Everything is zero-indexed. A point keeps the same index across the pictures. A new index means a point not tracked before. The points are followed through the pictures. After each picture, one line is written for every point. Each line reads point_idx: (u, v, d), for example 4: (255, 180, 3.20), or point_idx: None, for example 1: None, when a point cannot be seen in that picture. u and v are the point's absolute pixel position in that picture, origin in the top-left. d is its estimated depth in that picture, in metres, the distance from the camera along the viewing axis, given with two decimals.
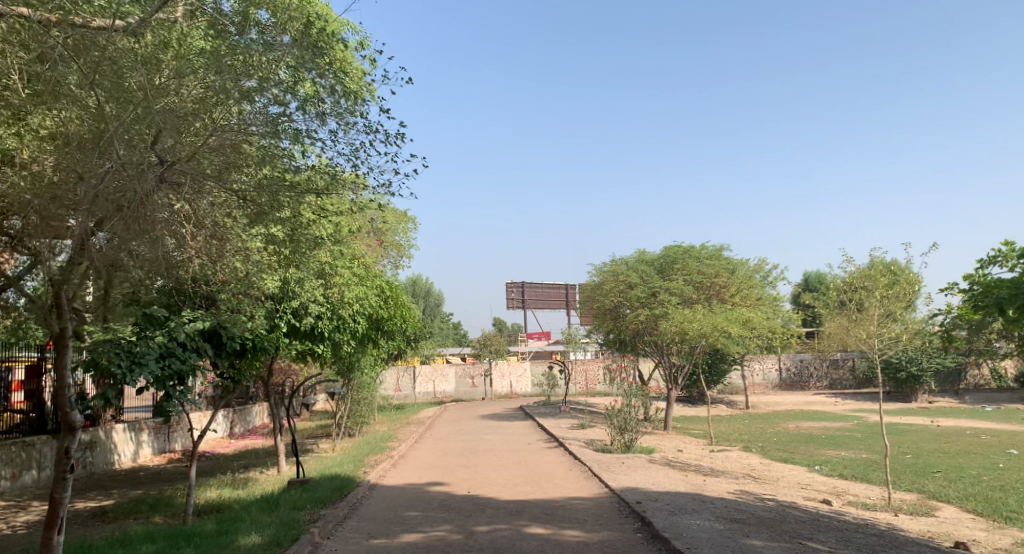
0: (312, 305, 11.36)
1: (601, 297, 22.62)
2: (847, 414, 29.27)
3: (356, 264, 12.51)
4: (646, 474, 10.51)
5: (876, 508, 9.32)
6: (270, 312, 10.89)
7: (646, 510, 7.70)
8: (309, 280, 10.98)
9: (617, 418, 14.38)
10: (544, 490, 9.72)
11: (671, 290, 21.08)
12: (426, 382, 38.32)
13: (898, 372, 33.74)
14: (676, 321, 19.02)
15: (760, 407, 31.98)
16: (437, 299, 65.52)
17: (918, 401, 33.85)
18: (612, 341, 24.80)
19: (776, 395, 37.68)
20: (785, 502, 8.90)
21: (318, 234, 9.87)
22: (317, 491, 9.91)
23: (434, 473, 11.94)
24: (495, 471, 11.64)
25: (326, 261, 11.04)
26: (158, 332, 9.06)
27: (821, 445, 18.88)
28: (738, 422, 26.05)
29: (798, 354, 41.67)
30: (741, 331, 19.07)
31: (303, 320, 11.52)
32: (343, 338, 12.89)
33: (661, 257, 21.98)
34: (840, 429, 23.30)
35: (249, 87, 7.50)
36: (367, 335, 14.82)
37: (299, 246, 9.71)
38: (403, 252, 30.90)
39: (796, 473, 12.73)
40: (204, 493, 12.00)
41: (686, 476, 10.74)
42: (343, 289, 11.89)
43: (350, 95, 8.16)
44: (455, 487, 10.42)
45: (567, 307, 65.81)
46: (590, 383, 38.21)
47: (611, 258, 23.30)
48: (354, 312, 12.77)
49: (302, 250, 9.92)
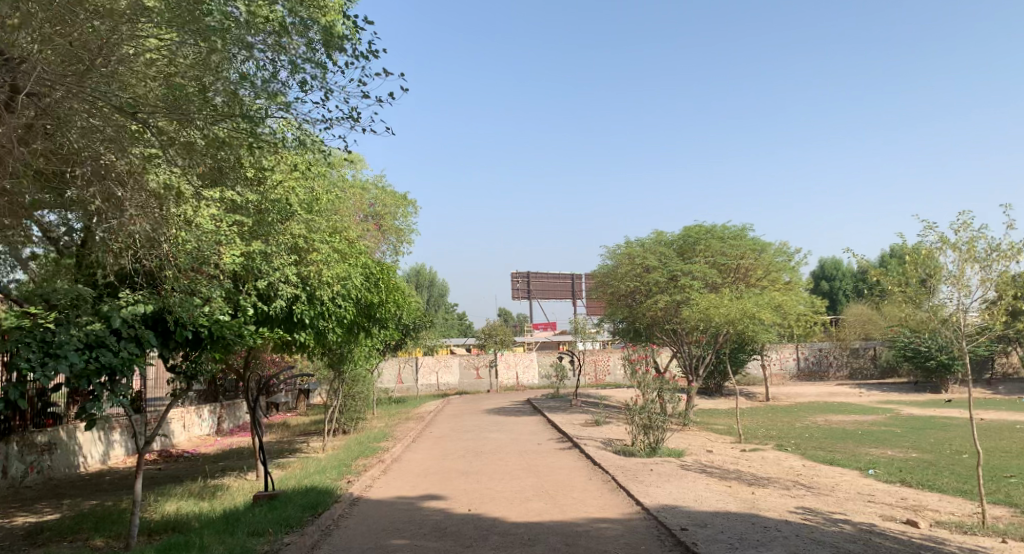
0: (283, 287, 9.50)
1: (615, 282, 20.81)
2: (875, 406, 27.48)
3: (337, 237, 10.81)
4: (685, 486, 8.71)
5: (973, 528, 7.60)
6: (234, 293, 9.03)
7: (698, 543, 5.96)
8: (279, 255, 9.32)
9: (640, 415, 12.58)
10: (562, 509, 7.92)
11: (693, 274, 19.26)
12: (429, 374, 36.70)
13: (927, 361, 31.81)
14: (700, 308, 17.22)
15: (781, 398, 30.21)
16: (441, 289, 63.86)
17: (948, 392, 31.92)
18: (626, 329, 23.10)
19: (796, 386, 35.86)
20: (865, 525, 7.17)
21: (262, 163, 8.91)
22: (283, 512, 8.13)
23: (429, 483, 10.20)
24: (502, 480, 9.88)
25: (289, 228, 9.51)
26: (86, 317, 7.39)
27: (860, 442, 17.10)
28: (760, 415, 24.30)
29: (816, 343, 39.81)
30: (772, 318, 17.27)
31: (273, 305, 9.61)
32: (327, 324, 11.09)
33: (681, 237, 20.17)
34: (874, 423, 21.49)
35: (145, 2, 7.35)
36: (355, 323, 13.10)
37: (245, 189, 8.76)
38: (403, 238, 29.03)
39: (850, 479, 11.00)
40: (162, 506, 10.35)
41: (731, 487, 8.93)
42: (320, 267, 10.04)
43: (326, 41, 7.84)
44: (454, 503, 8.69)
45: (574, 296, 64.15)
46: (600, 375, 36.47)
47: (625, 240, 21.42)
48: (338, 296, 10.91)
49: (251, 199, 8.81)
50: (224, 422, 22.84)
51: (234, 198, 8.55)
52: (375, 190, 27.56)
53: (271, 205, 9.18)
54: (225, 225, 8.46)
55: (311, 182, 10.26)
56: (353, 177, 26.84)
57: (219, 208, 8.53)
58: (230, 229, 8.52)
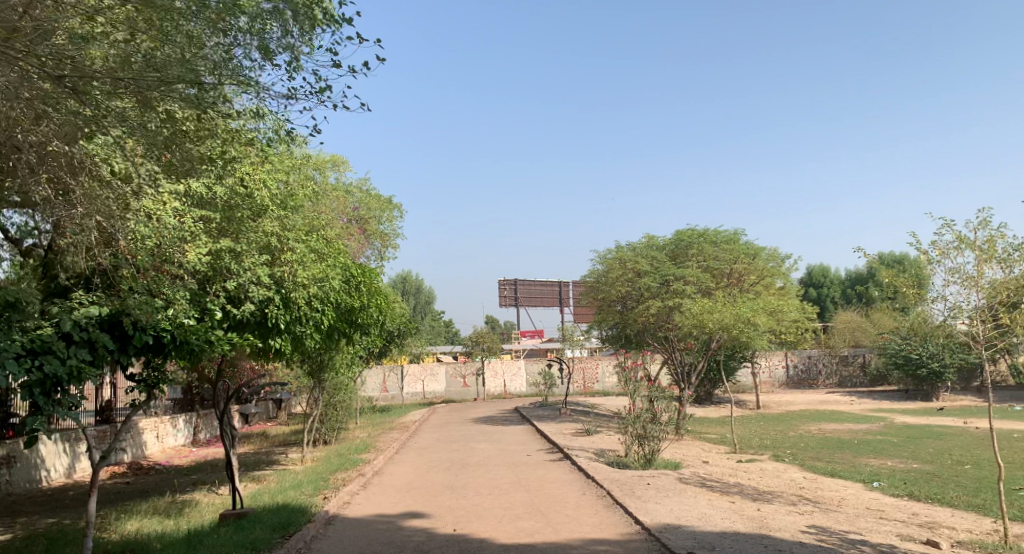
0: (256, 289, 8.84)
1: (605, 288, 20.23)
2: (867, 414, 27.03)
3: (313, 236, 10.15)
4: (686, 503, 8.12)
5: (997, 548, 7.06)
6: (200, 295, 8.35)
7: None
8: (250, 253, 8.69)
9: (634, 425, 12.00)
10: (555, 529, 7.32)
11: (685, 279, 18.73)
12: (415, 382, 35.93)
13: (918, 369, 31.39)
14: (694, 314, 16.66)
15: (772, 407, 29.73)
16: (427, 297, 63.08)
17: (939, 399, 31.52)
18: (616, 336, 22.55)
19: (786, 394, 35.40)
20: (885, 547, 6.60)
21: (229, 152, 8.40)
22: (249, 534, 7.45)
23: (412, 498, 9.54)
24: (489, 496, 9.25)
25: (263, 225, 8.87)
26: (34, 322, 6.73)
27: (857, 452, 16.56)
28: (752, 424, 23.76)
29: (805, 351, 39.47)
30: (767, 324, 16.75)
31: (243, 307, 8.93)
32: (305, 330, 10.43)
33: (673, 241, 19.71)
34: (868, 432, 21.02)
35: None
36: (335, 328, 12.41)
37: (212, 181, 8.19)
38: (388, 243, 28.33)
39: (856, 493, 10.45)
40: (124, 525, 9.62)
41: (735, 503, 8.33)
42: (296, 267, 9.38)
43: (302, 22, 7.12)
44: (438, 522, 8.04)
45: (561, 304, 63.59)
46: (588, 383, 35.90)
47: (615, 244, 20.87)
48: (316, 299, 10.26)
49: (221, 193, 8.20)
50: (200, 432, 22.02)
51: (199, 191, 7.95)
52: (359, 194, 26.91)
53: (241, 200, 8.56)
54: (189, 220, 7.84)
55: (286, 177, 9.65)
56: (337, 179, 26.19)
57: (183, 202, 7.93)
58: (195, 226, 7.91)
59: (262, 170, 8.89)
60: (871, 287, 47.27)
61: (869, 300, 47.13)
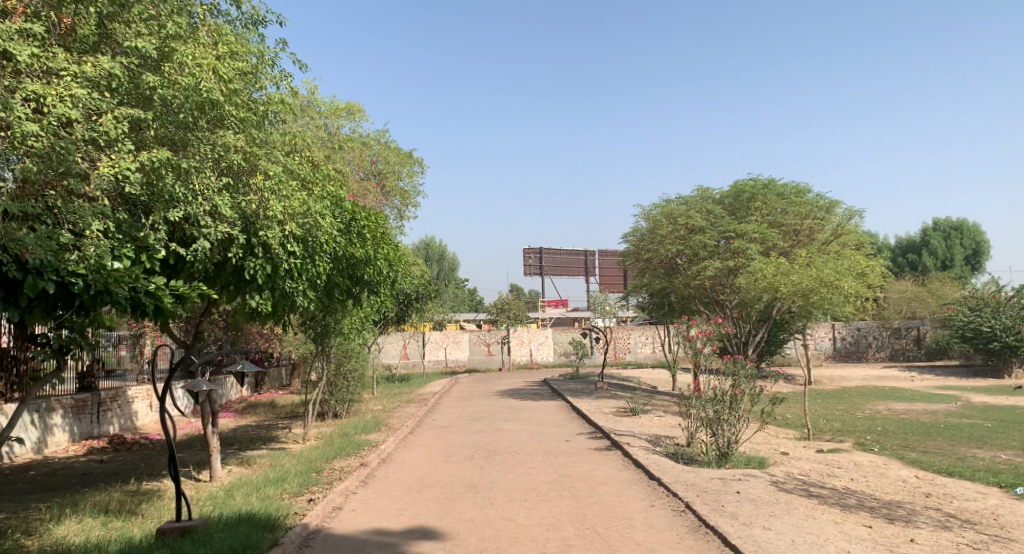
0: (211, 222, 6.45)
1: (651, 247, 17.67)
2: (935, 393, 24.25)
3: (294, 158, 7.80)
4: (809, 531, 5.68)
5: None
6: (133, 229, 6.05)
7: None
8: (201, 174, 6.35)
9: (705, 408, 9.52)
10: None
11: (750, 235, 16.13)
12: (437, 350, 33.80)
13: (990, 343, 28.25)
14: (766, 274, 14.07)
15: (824, 382, 27.07)
16: (450, 263, 60.80)
17: (1012, 376, 28.51)
18: (658, 304, 20.03)
19: (838, 369, 32.60)
20: None
21: (164, 29, 6.20)
22: None
23: (425, 503, 7.26)
24: (526, 506, 6.91)
25: (221, 137, 6.58)
26: None
27: (954, 440, 13.95)
28: (811, 402, 21.12)
29: (855, 322, 36.80)
30: (851, 287, 14.12)
31: (198, 249, 6.58)
32: (294, 285, 8.05)
33: (731, 194, 16.91)
34: (950, 414, 18.36)
35: None
36: (333, 283, 10.06)
37: (136, 64, 5.99)
38: (408, 201, 25.91)
39: (1004, 504, 7.93)
40: (55, 530, 7.48)
41: (875, 530, 5.91)
42: (269, 197, 6.95)
43: None
44: (457, 548, 5.73)
45: (587, 273, 61.01)
46: (620, 353, 33.52)
47: (661, 198, 18.20)
48: (301, 246, 7.81)
49: (147, 78, 5.97)
50: None
51: (117, 74, 5.69)
52: (376, 145, 24.48)
53: (188, 95, 6.21)
54: (106, 120, 5.58)
55: (256, 76, 7.26)
56: (353, 130, 23.89)
57: (97, 94, 5.65)
58: (116, 128, 5.65)
59: (217, 57, 6.60)
60: (925, 256, 44.01)
61: (922, 270, 43.90)
